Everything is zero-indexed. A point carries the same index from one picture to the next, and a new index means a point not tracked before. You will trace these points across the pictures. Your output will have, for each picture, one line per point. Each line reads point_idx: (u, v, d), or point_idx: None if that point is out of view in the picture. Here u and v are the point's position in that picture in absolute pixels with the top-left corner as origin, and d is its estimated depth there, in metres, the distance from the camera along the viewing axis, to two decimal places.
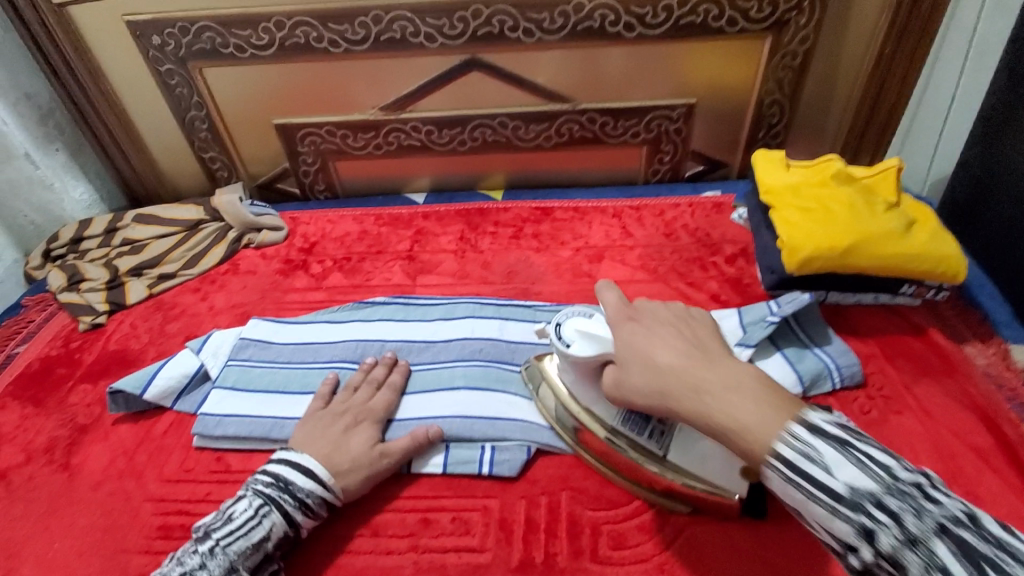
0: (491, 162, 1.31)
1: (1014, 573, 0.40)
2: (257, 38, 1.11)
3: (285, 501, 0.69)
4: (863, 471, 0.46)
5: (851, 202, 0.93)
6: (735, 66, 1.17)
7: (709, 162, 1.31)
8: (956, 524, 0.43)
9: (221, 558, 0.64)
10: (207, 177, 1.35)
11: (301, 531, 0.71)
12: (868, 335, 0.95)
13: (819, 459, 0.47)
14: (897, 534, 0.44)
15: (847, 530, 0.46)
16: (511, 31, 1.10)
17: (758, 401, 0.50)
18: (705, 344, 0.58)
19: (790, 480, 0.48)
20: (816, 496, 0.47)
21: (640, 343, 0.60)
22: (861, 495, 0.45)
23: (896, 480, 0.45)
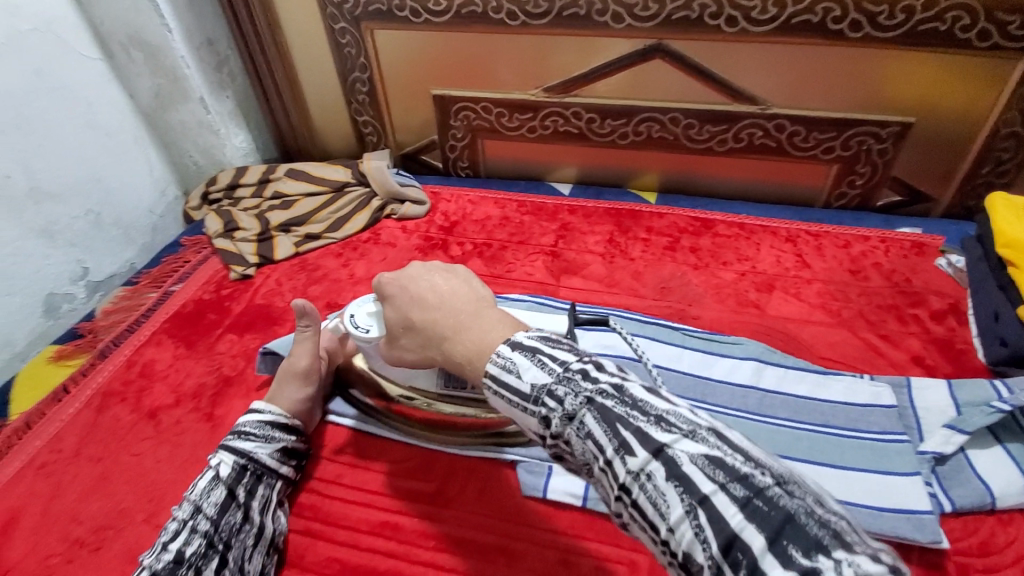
0: (651, 161, 1.19)
1: (638, 421, 0.40)
2: (434, 4, 1.06)
3: (230, 437, 0.71)
4: (542, 368, 0.45)
5: None
6: (979, 85, 0.96)
7: (911, 194, 1.11)
8: (602, 394, 0.42)
9: (184, 503, 0.64)
10: (356, 139, 1.34)
11: (264, 464, 0.71)
12: None
13: (512, 367, 0.47)
14: (559, 414, 0.44)
15: (535, 424, 0.45)
16: (711, 17, 0.97)
17: (483, 339, 0.51)
18: (453, 297, 0.56)
19: (495, 394, 0.47)
20: (511, 403, 0.46)
21: (398, 308, 0.59)
22: (540, 390, 0.45)
23: (567, 369, 0.45)
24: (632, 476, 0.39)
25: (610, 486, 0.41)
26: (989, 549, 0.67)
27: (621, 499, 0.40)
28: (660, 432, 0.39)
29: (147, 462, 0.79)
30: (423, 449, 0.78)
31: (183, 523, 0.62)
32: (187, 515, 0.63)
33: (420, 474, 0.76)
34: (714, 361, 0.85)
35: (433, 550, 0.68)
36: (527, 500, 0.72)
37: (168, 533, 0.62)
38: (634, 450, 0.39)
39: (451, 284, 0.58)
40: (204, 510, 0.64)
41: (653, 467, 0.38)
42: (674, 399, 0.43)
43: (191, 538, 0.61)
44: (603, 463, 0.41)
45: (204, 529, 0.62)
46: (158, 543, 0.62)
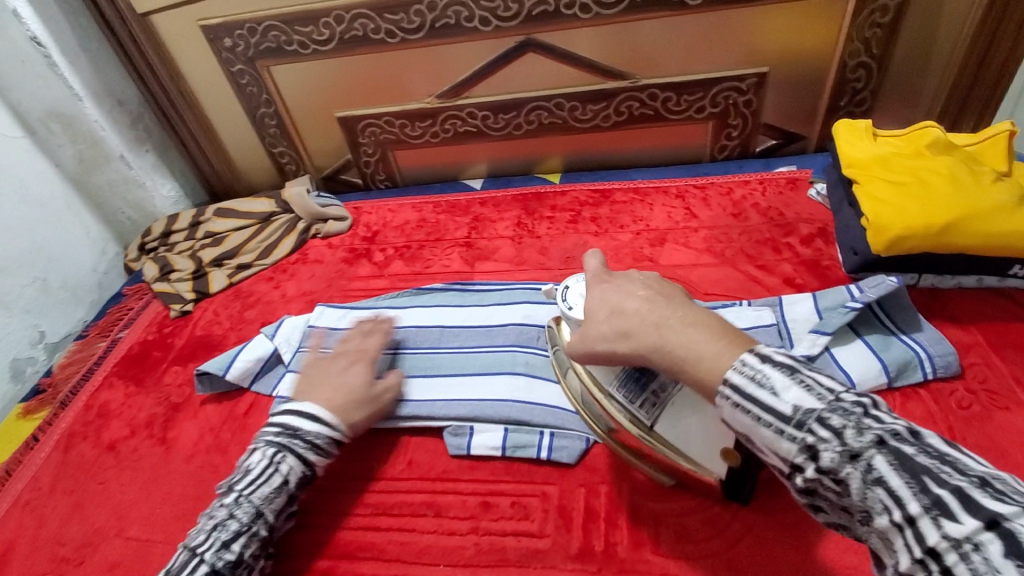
0: (549, 145, 1.29)
1: (955, 480, 0.37)
2: (318, 34, 1.15)
3: (297, 445, 0.72)
4: (808, 392, 0.45)
5: (952, 171, 0.81)
6: (816, 28, 1.07)
7: (784, 136, 1.22)
8: (895, 439, 0.41)
9: (247, 504, 0.67)
10: (278, 171, 1.42)
11: (317, 471, 0.74)
12: (971, 321, 0.84)
13: (766, 382, 0.46)
14: (839, 450, 0.42)
15: (792, 449, 0.44)
16: (566, 7, 1.06)
17: (715, 339, 0.51)
18: (668, 292, 0.60)
19: (739, 406, 0.47)
20: (763, 419, 0.46)
21: (613, 292, 0.61)
22: (806, 415, 0.44)
23: (841, 402, 0.44)
24: (951, 539, 0.36)
25: (907, 543, 0.38)
26: None
27: (925, 562, 0.37)
28: (990, 500, 0.36)
29: (109, 489, 0.86)
30: None
31: (246, 528, 0.65)
32: (251, 521, 0.66)
33: (356, 456, 0.84)
34: None
35: (371, 516, 0.76)
36: (452, 460, 0.80)
37: (229, 533, 0.64)
38: (956, 512, 0.36)
39: (665, 283, 0.62)
40: (266, 518, 0.68)
41: (986, 537, 0.35)
42: (989, 467, 0.39)
43: (251, 541, 0.65)
44: (901, 515, 0.38)
45: (264, 535, 0.67)
46: (217, 536, 0.64)
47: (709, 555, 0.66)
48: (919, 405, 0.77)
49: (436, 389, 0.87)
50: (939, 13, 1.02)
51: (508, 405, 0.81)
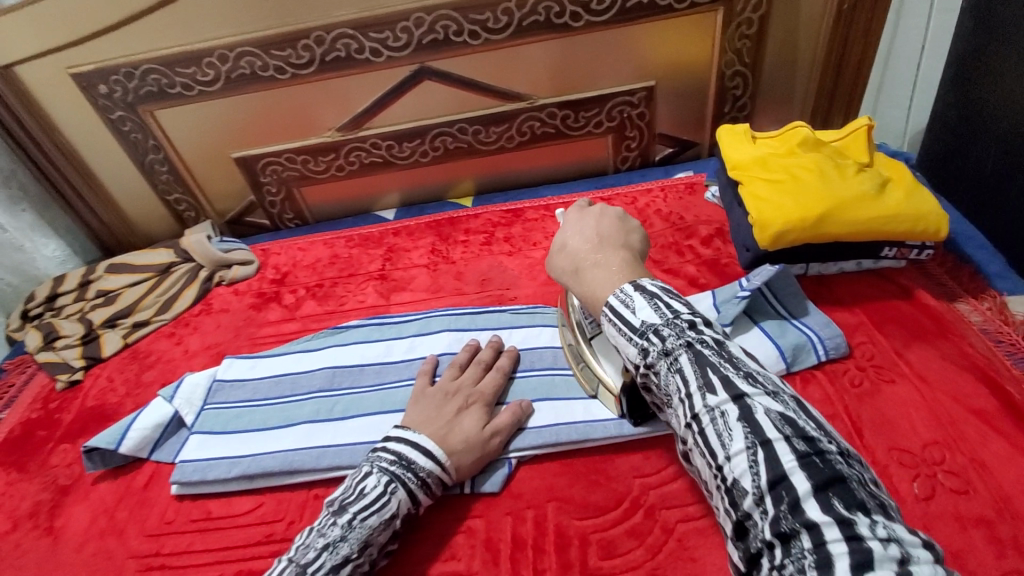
0: (458, 170, 1.29)
1: (728, 371, 0.50)
2: (202, 74, 1.10)
3: (410, 479, 0.68)
4: (656, 311, 0.57)
5: (820, 167, 0.88)
6: (692, 42, 1.13)
7: (678, 144, 1.28)
8: (701, 343, 0.53)
9: (360, 531, 0.63)
10: (176, 219, 1.34)
11: (419, 507, 0.70)
12: (854, 302, 0.90)
13: (631, 304, 0.59)
14: (659, 351, 0.55)
15: (633, 353, 0.57)
16: (456, 35, 1.08)
17: (609, 277, 0.64)
18: (609, 236, 0.71)
19: (613, 324, 0.60)
20: (623, 332, 0.58)
21: (567, 233, 0.73)
22: (648, 327, 0.56)
23: (676, 317, 0.55)
24: (709, 409, 0.50)
25: (685, 415, 0.52)
26: None
27: (691, 425, 0.51)
28: (744, 384, 0.49)
29: None
30: (270, 494, 0.81)
31: (354, 555, 0.62)
32: (360, 549, 0.63)
33: (269, 516, 0.78)
34: (540, 331, 0.93)
35: None
36: None
37: (338, 559, 0.61)
38: (718, 391, 0.50)
39: (618, 225, 0.72)
40: (372, 546, 0.64)
41: (729, 407, 0.49)
42: (763, 367, 0.53)
43: (354, 571, 0.63)
44: (685, 394, 0.52)
45: (363, 566, 0.64)
46: (326, 559, 0.61)
47: (636, 566, 0.67)
48: (817, 388, 0.81)
49: (352, 432, 0.83)
50: (797, 23, 1.12)
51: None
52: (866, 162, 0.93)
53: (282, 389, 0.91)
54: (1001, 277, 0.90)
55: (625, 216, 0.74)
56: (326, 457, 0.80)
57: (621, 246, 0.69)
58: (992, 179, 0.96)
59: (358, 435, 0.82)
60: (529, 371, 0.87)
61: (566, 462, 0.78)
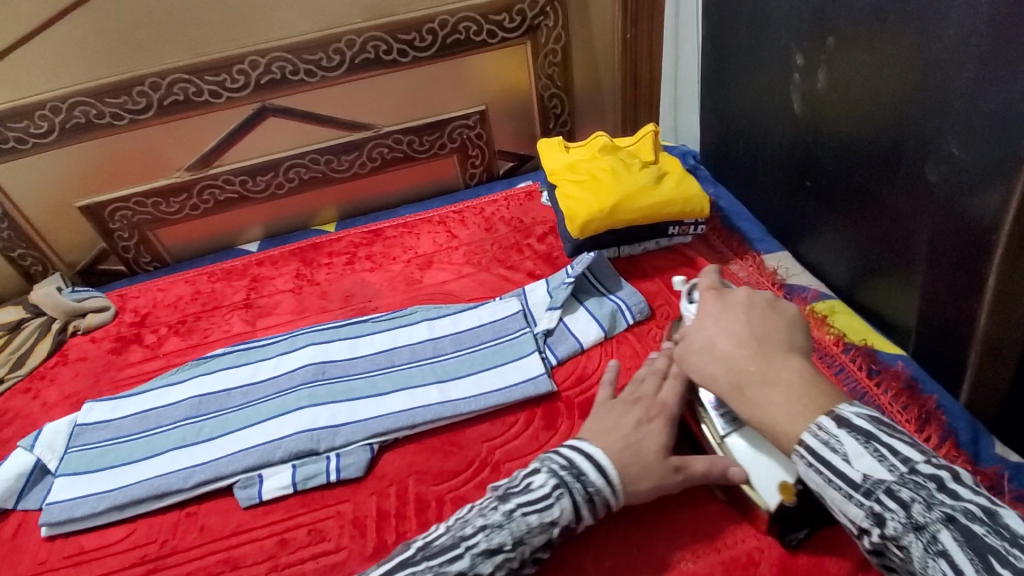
0: (318, 199, 1.36)
1: (1017, 561, 0.45)
2: (35, 127, 1.10)
3: (576, 488, 0.68)
4: (880, 462, 0.54)
5: (613, 167, 1.08)
6: (511, 70, 1.31)
7: (517, 158, 1.45)
8: (963, 516, 0.49)
9: (519, 523, 0.65)
10: (22, 276, 1.28)
11: (580, 526, 0.69)
12: (655, 274, 1.10)
13: (839, 447, 0.55)
14: (904, 519, 0.51)
15: (861, 513, 0.54)
16: (292, 74, 1.16)
17: (789, 408, 0.59)
18: (765, 336, 0.66)
19: (811, 466, 0.56)
20: (835, 481, 0.55)
21: (711, 330, 0.69)
22: (875, 484, 0.53)
23: (911, 474, 0.52)
24: None
25: None
26: (583, 378, 0.94)
27: None
28: None
29: None
30: (140, 521, 0.83)
31: (507, 546, 0.64)
32: (514, 543, 0.64)
33: (141, 541, 0.81)
34: (397, 333, 1.05)
35: None
36: (246, 512, 0.82)
37: (491, 544, 0.63)
38: None
39: (775, 320, 0.68)
40: (528, 545, 0.65)
41: None
42: None
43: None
44: None
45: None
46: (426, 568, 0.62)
47: None
48: (628, 346, 0.98)
49: (219, 450, 0.87)
50: (593, 49, 1.33)
51: (298, 440, 0.86)
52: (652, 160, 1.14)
53: (146, 423, 0.93)
54: (760, 241, 1.15)
55: (756, 304, 0.70)
56: (193, 477, 0.84)
57: (778, 351, 0.64)
58: (747, 163, 1.18)
59: (225, 451, 0.87)
60: (390, 367, 0.98)
61: (424, 441, 0.88)
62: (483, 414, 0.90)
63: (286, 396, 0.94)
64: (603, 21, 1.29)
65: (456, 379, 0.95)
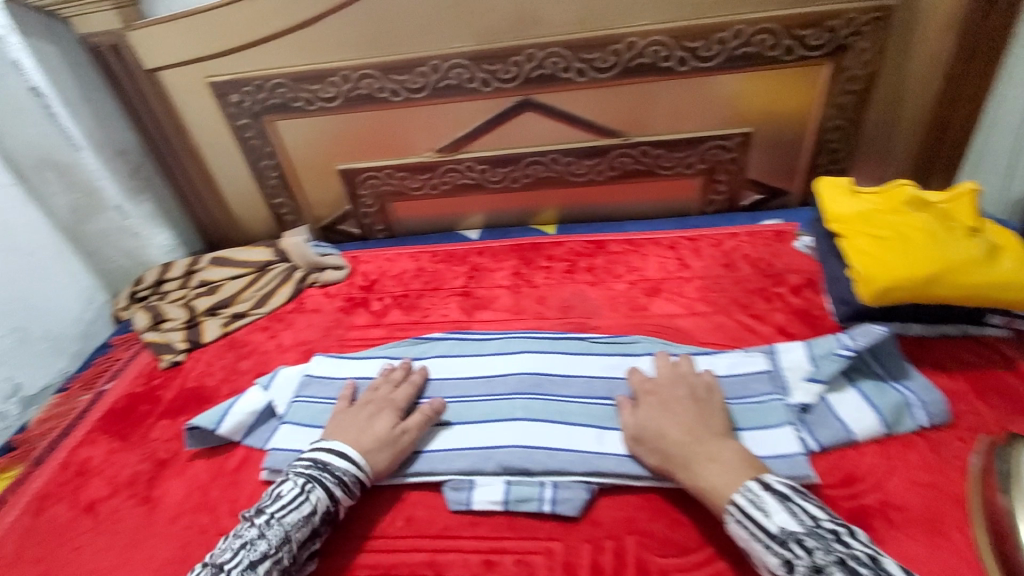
0: (545, 199, 1.33)
1: None
2: (325, 92, 1.19)
3: (326, 478, 0.74)
4: (793, 517, 0.61)
5: (928, 228, 0.86)
6: (794, 93, 1.14)
7: (768, 191, 1.28)
8: (853, 560, 0.56)
9: (278, 529, 0.68)
10: (276, 221, 1.43)
11: (340, 510, 0.76)
12: (959, 368, 0.86)
13: (761, 505, 0.63)
14: (808, 564, 0.57)
15: (775, 561, 0.59)
16: (563, 71, 1.13)
17: (716, 482, 0.67)
18: (701, 422, 0.75)
19: (738, 521, 0.63)
20: (755, 534, 0.62)
21: (661, 420, 0.76)
22: (788, 535, 0.59)
23: (817, 526, 0.60)
24: None
25: None
26: (854, 480, 0.75)
27: None
28: None
29: (87, 552, 0.82)
30: None
31: (273, 551, 0.67)
32: (278, 545, 0.67)
33: (351, 512, 0.81)
34: (619, 360, 0.94)
35: None
36: (453, 516, 0.79)
37: (257, 554, 0.66)
38: None
39: (697, 410, 0.76)
40: (292, 544, 0.68)
41: None
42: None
43: (274, 567, 0.66)
44: None
45: (285, 563, 0.68)
46: (245, 555, 0.66)
47: None
48: (918, 455, 0.77)
49: (433, 441, 0.85)
50: (905, 82, 1.11)
51: (512, 455, 0.81)
52: (974, 227, 0.90)
53: (365, 391, 0.95)
54: None
55: (666, 406, 0.78)
56: (406, 461, 0.83)
57: (713, 435, 0.73)
58: None
59: (438, 444, 0.85)
60: (610, 397, 0.89)
61: (647, 497, 0.77)
62: None
63: (502, 402, 0.89)
64: (927, 51, 1.06)
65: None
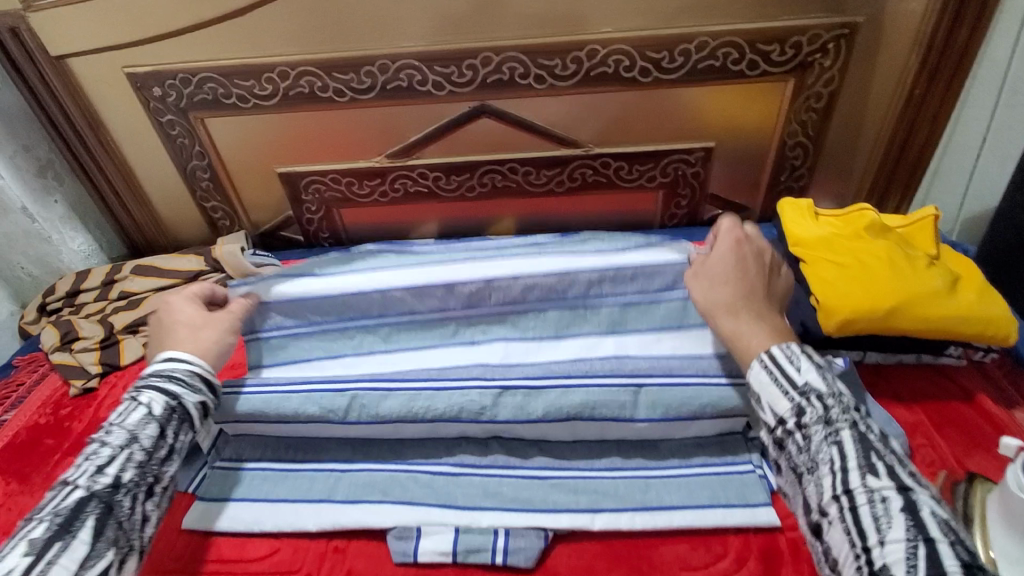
0: (502, 208, 1.26)
1: (889, 459, 0.57)
2: (260, 89, 1.08)
3: (156, 379, 0.71)
4: (821, 376, 0.61)
5: (889, 257, 0.85)
6: (756, 108, 1.11)
7: (728, 206, 1.26)
8: (863, 426, 0.59)
9: (119, 432, 0.66)
10: (208, 226, 1.31)
11: (190, 408, 0.71)
12: (916, 399, 0.86)
13: (795, 362, 0.62)
14: (820, 416, 0.60)
15: (788, 407, 0.61)
16: (521, 77, 1.06)
17: (753, 333, 0.67)
18: (762, 280, 0.72)
19: (767, 368, 0.63)
20: (778, 381, 0.62)
21: (730, 261, 0.72)
22: (811, 388, 0.61)
23: (838, 390, 0.61)
24: (871, 492, 0.55)
25: (834, 488, 0.57)
26: None
27: (839, 500, 0.56)
28: (908, 478, 0.55)
29: None
30: (287, 539, 0.76)
31: (118, 451, 0.65)
32: (123, 445, 0.65)
33: (285, 565, 0.74)
34: None
35: None
36: (398, 568, 0.72)
37: (99, 459, 0.64)
38: (882, 478, 0.55)
39: (762, 268, 0.73)
40: (140, 444, 0.66)
41: (892, 496, 0.54)
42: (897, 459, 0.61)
43: (125, 465, 0.64)
44: (841, 468, 0.57)
45: (140, 459, 0.65)
46: (89, 464, 0.64)
47: None
48: None
49: (374, 485, 0.78)
50: (866, 101, 1.10)
51: (471, 402, 0.76)
52: (932, 254, 0.90)
53: (307, 314, 0.87)
54: None
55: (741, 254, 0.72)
56: (352, 411, 0.77)
57: (768, 300, 0.71)
58: None
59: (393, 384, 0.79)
60: None
61: (605, 544, 0.73)
62: (682, 529, 0.73)
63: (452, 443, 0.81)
64: (890, 68, 1.06)
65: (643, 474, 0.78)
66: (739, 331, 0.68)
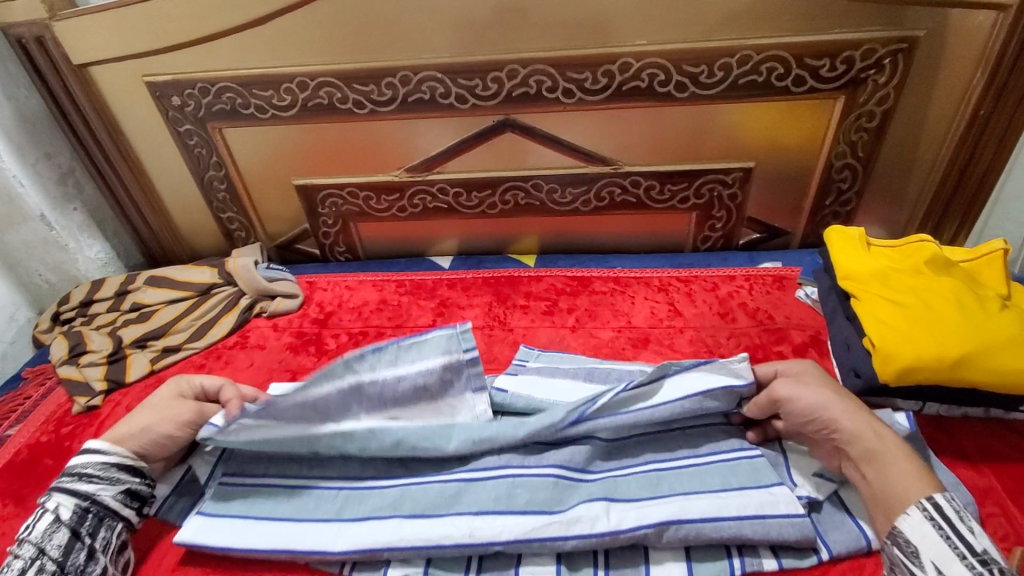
0: (525, 226, 1.21)
1: None
2: (279, 99, 1.05)
3: (67, 481, 0.69)
4: (994, 547, 0.57)
5: (958, 298, 0.76)
6: (801, 126, 1.03)
7: (767, 230, 1.18)
8: None
9: (36, 532, 0.65)
10: (224, 237, 1.29)
11: (110, 496, 0.69)
12: (983, 459, 0.76)
13: (965, 519, 0.58)
14: None
15: (965, 574, 0.55)
16: (549, 91, 1.00)
17: (897, 452, 0.64)
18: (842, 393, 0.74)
19: (932, 518, 0.59)
20: (949, 536, 0.57)
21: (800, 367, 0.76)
22: (991, 558, 0.55)
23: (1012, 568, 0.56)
24: None
25: None
26: None
27: None
28: None
29: None
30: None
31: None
32: (25, 567, 0.63)
33: None
34: None
35: None
36: None
37: None
38: None
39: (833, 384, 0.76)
40: (48, 556, 0.64)
41: None
42: None
43: (33, 572, 0.62)
44: None
45: (50, 569, 0.63)
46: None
47: None
48: None
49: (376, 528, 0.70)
50: (924, 121, 1.01)
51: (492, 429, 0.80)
52: (1005, 295, 0.81)
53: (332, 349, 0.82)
54: None
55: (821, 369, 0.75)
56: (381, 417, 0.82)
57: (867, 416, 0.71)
58: None
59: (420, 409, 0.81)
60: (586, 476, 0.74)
61: None
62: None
63: None
64: (952, 88, 0.97)
65: (676, 499, 0.69)
66: (873, 455, 0.65)
